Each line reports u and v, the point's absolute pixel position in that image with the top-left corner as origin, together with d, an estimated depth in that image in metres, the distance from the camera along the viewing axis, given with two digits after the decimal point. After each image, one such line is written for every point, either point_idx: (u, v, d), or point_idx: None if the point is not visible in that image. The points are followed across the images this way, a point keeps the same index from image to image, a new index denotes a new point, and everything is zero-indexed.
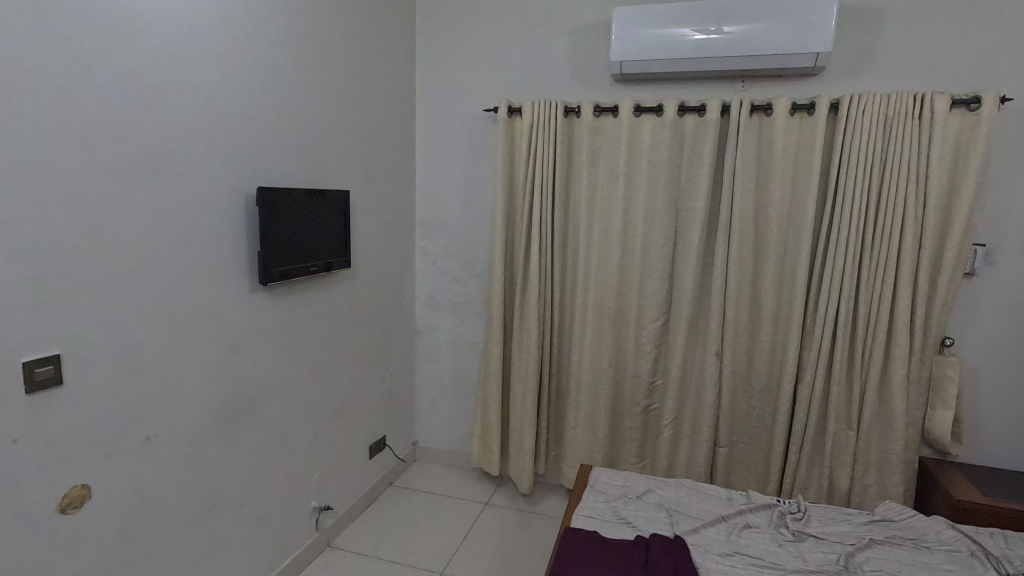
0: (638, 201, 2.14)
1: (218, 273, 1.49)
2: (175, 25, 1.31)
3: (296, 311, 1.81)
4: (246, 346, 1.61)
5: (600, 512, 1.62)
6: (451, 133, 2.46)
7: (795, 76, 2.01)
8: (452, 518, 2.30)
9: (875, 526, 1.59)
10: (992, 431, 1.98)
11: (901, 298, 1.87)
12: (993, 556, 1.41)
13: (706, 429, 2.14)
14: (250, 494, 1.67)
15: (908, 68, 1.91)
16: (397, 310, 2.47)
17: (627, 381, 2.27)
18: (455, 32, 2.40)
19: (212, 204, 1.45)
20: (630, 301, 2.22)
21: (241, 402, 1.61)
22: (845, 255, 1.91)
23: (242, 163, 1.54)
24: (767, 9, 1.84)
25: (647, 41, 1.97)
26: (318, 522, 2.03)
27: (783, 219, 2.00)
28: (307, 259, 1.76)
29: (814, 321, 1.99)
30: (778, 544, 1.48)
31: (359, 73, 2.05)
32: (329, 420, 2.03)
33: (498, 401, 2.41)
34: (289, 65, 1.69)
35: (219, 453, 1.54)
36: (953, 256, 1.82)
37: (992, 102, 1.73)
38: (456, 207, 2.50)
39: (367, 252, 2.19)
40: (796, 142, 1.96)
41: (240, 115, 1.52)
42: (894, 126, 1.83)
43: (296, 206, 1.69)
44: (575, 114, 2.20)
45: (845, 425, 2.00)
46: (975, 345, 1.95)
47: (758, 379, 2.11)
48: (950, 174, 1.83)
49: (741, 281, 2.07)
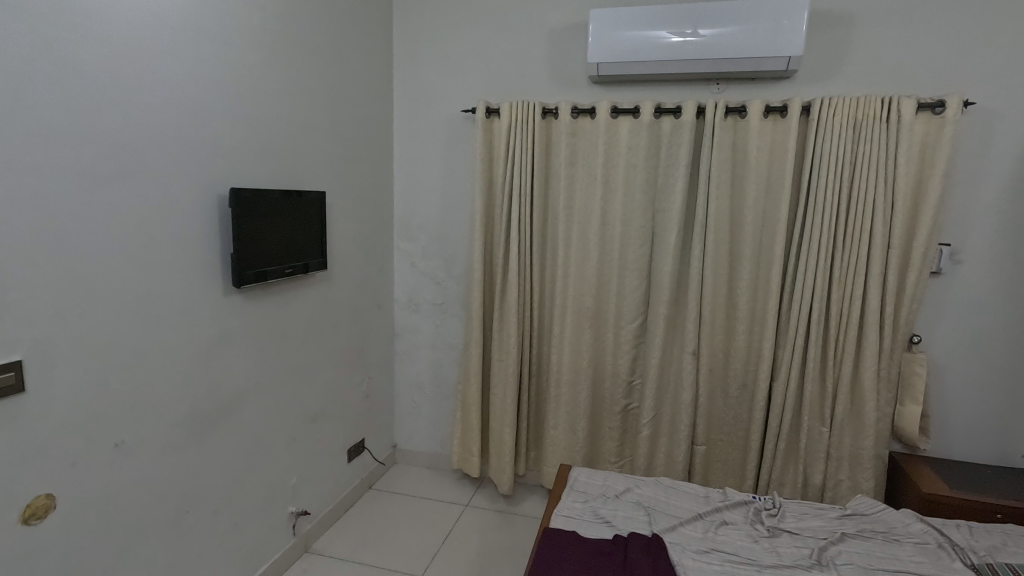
0: (616, 202, 2.16)
1: (190, 275, 1.46)
2: (144, 23, 1.28)
3: (272, 314, 1.79)
4: (220, 349, 1.58)
5: (579, 512, 1.62)
6: (429, 134, 2.45)
7: (768, 79, 2.05)
8: (432, 520, 2.29)
9: (847, 520, 1.63)
10: (957, 425, 2.04)
11: (871, 296, 1.91)
12: (959, 548, 1.45)
13: (684, 428, 2.16)
14: (224, 500, 1.64)
15: (876, 71, 1.96)
16: (375, 312, 2.45)
17: (606, 380, 2.28)
18: (433, 32, 2.39)
19: (183, 206, 1.42)
20: (609, 301, 2.23)
21: (215, 406, 1.58)
22: (818, 255, 1.94)
23: (214, 164, 1.51)
24: (742, 12, 1.87)
25: (624, 43, 1.98)
26: (296, 527, 2.00)
27: (757, 220, 2.03)
28: (282, 261, 1.74)
29: (788, 320, 2.02)
30: (754, 540, 1.51)
31: (335, 72, 2.03)
32: (306, 424, 2.01)
33: (478, 402, 2.40)
34: (262, 63, 1.67)
35: (192, 459, 1.51)
36: (920, 256, 1.87)
37: (956, 105, 1.78)
38: (435, 208, 2.49)
39: (344, 254, 2.17)
40: (769, 144, 2.00)
41: (212, 114, 1.49)
42: (864, 129, 1.87)
43: (272, 207, 1.67)
44: (552, 115, 2.21)
45: (819, 422, 2.04)
46: (941, 341, 2.01)
47: (735, 378, 2.14)
48: (917, 176, 1.88)
49: (717, 281, 2.10)
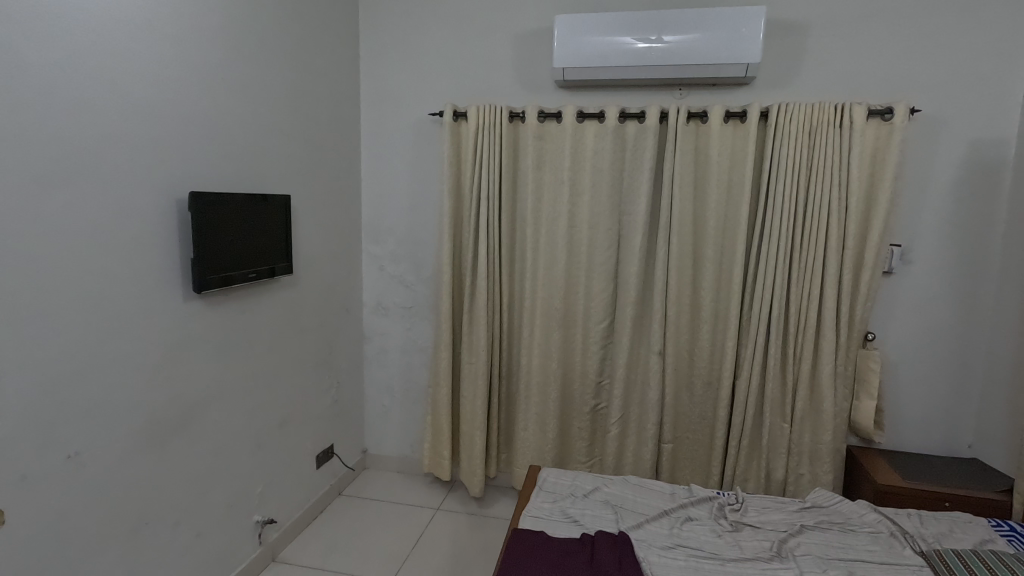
0: (583, 204, 2.18)
1: (148, 280, 1.42)
2: (100, 24, 1.25)
3: (236, 319, 1.76)
4: (180, 355, 1.54)
5: (548, 513, 1.64)
6: (397, 137, 2.44)
7: (729, 85, 2.11)
8: (403, 525, 2.28)
9: (806, 512, 1.68)
10: (909, 419, 2.13)
11: (828, 296, 1.98)
12: (909, 536, 1.52)
13: (652, 426, 2.19)
14: (186, 510, 1.60)
15: (831, 79, 2.03)
16: (344, 316, 2.43)
17: (575, 381, 2.31)
18: (399, 34, 2.38)
19: (141, 210, 1.39)
20: (577, 303, 2.26)
21: (175, 414, 1.54)
22: (777, 256, 2.00)
23: (174, 167, 1.48)
24: (703, 20, 1.91)
25: (590, 48, 2.01)
26: (262, 536, 1.96)
27: (719, 222, 2.09)
28: (246, 265, 1.71)
29: (750, 319, 2.08)
30: (717, 535, 1.55)
31: (300, 74, 2.01)
32: (271, 431, 1.98)
33: (448, 405, 2.39)
34: (224, 65, 1.64)
35: (151, 469, 1.47)
36: (873, 256, 1.94)
37: (903, 112, 1.86)
38: (403, 211, 2.48)
39: (311, 257, 2.15)
40: (730, 148, 2.05)
41: (172, 116, 1.46)
42: (819, 135, 1.93)
43: (236, 210, 1.65)
44: (520, 119, 2.23)
45: (780, 419, 2.09)
46: (893, 338, 2.10)
47: (700, 377, 2.19)
48: (869, 179, 1.96)
49: (681, 281, 2.14)
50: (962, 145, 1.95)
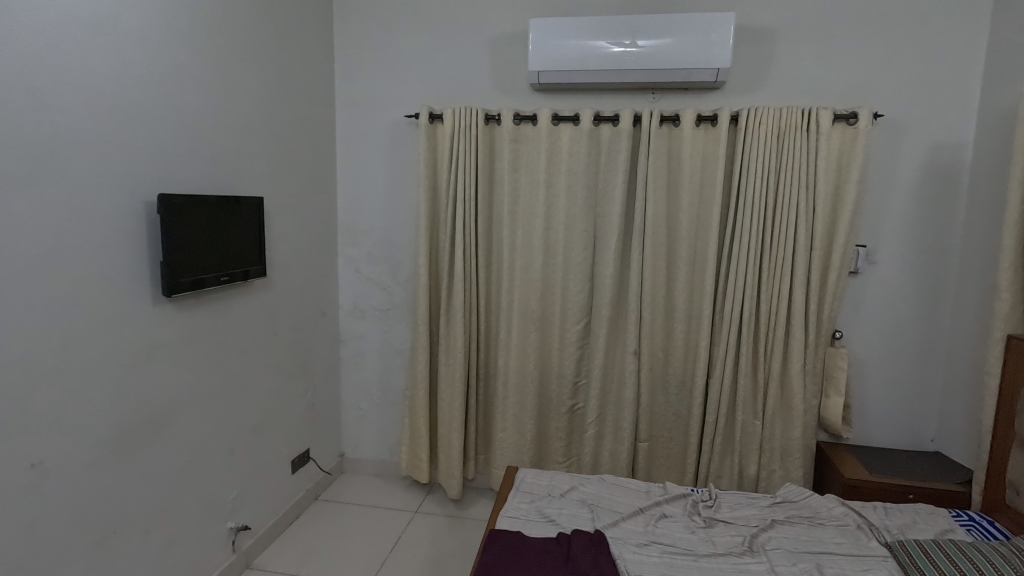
0: (559, 206, 2.20)
1: (115, 284, 1.39)
2: (65, 24, 1.23)
3: (208, 323, 1.73)
4: (148, 360, 1.51)
5: (525, 513, 1.65)
6: (372, 139, 2.43)
7: (700, 89, 2.15)
8: (380, 529, 2.27)
9: (777, 507, 1.72)
10: (876, 415, 2.19)
11: (797, 294, 2.02)
12: (875, 528, 1.57)
13: (627, 425, 2.22)
14: (156, 517, 1.57)
15: (798, 85, 2.08)
16: (319, 319, 2.41)
17: (552, 381, 2.32)
18: (375, 36, 2.37)
19: (109, 213, 1.36)
20: (554, 304, 2.27)
21: (144, 421, 1.51)
22: (747, 257, 2.05)
23: (143, 169, 1.45)
24: (676, 25, 1.95)
25: (564, 52, 2.03)
26: (235, 543, 1.93)
27: (692, 223, 2.13)
28: (218, 268, 1.69)
29: (723, 318, 2.12)
30: (691, 531, 1.58)
31: (273, 74, 1.98)
32: (245, 437, 1.95)
33: (426, 408, 2.38)
34: (194, 65, 1.61)
35: (119, 477, 1.44)
36: (840, 256, 2.00)
37: (867, 117, 1.92)
38: (379, 213, 2.47)
39: (285, 260, 2.13)
40: (701, 151, 2.09)
41: (142, 117, 1.44)
42: (788, 139, 1.98)
43: (207, 212, 1.62)
44: (495, 121, 2.24)
45: (752, 415, 2.13)
46: (859, 337, 2.16)
47: (674, 376, 2.22)
48: (836, 182, 2.01)
49: (656, 282, 2.17)
50: (923, 149, 2.02)
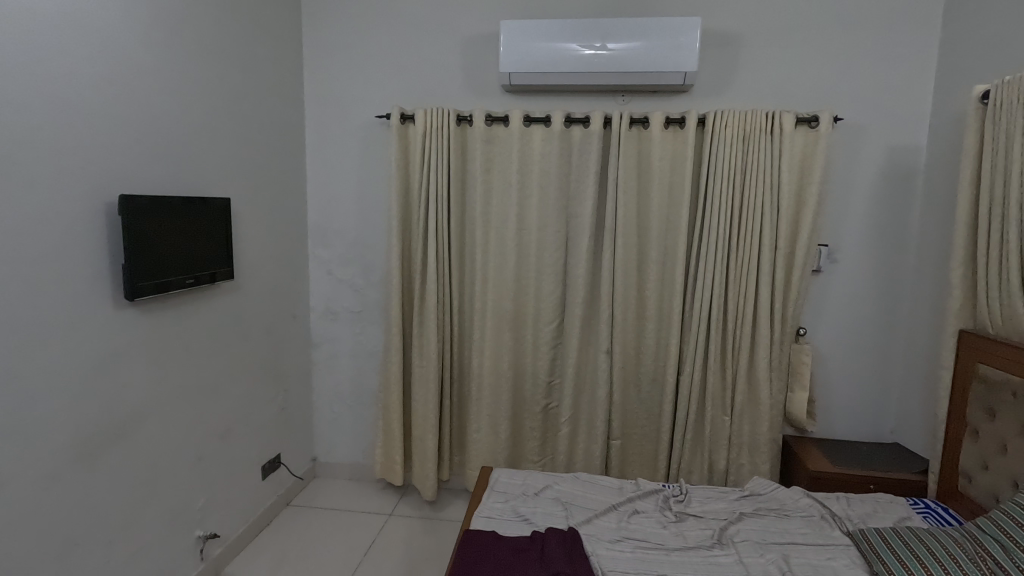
0: (531, 206, 2.21)
1: (76, 288, 1.35)
2: (21, 20, 1.19)
3: (174, 327, 1.69)
4: (111, 366, 1.47)
5: (500, 512, 1.65)
6: (343, 139, 2.41)
7: (668, 92, 2.19)
8: (354, 533, 2.24)
9: (745, 500, 1.77)
10: (839, 408, 2.26)
11: (762, 292, 2.08)
12: (838, 517, 1.63)
13: (601, 423, 2.25)
14: (121, 527, 1.53)
15: (762, 89, 2.14)
16: (290, 322, 2.37)
17: (526, 381, 2.33)
18: (345, 35, 2.35)
19: (68, 214, 1.32)
20: (527, 305, 2.29)
21: (107, 428, 1.46)
22: (715, 257, 2.10)
23: (105, 170, 1.41)
24: (645, 29, 1.98)
25: (536, 54, 2.05)
26: (204, 551, 1.89)
27: (662, 223, 2.17)
28: (184, 271, 1.65)
29: (692, 316, 2.16)
30: (663, 526, 1.61)
31: (239, 73, 1.94)
32: (214, 443, 1.91)
33: (400, 410, 2.37)
34: (158, 62, 1.58)
35: (81, 487, 1.40)
36: (803, 255, 2.06)
37: (827, 120, 1.98)
38: (351, 214, 2.45)
39: (254, 262, 2.09)
40: (671, 152, 2.13)
41: (103, 116, 1.40)
42: (753, 141, 2.03)
43: (172, 214, 1.59)
44: (467, 122, 2.24)
45: (722, 411, 2.18)
46: (823, 333, 2.23)
47: (646, 373, 2.26)
48: (799, 183, 2.07)
49: (627, 282, 2.21)
50: (880, 151, 2.10)
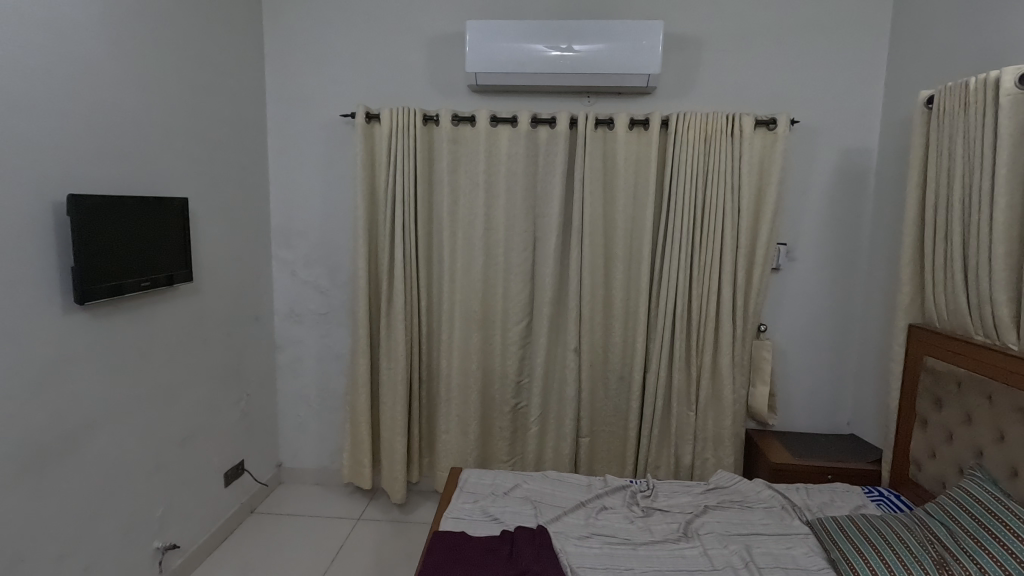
0: (499, 206, 2.21)
1: (22, 291, 1.29)
2: None
3: (129, 331, 1.63)
4: (60, 374, 1.41)
5: (468, 513, 1.65)
6: (307, 138, 2.36)
7: (633, 94, 2.22)
8: (322, 538, 2.21)
9: (710, 493, 1.81)
10: (798, 401, 2.34)
11: (725, 290, 2.13)
12: (797, 507, 1.68)
13: (569, 421, 2.27)
14: (73, 540, 1.47)
15: (723, 91, 2.19)
16: (253, 324, 2.31)
17: (495, 382, 2.34)
18: (308, 32, 2.31)
19: (12, 213, 1.26)
20: (496, 305, 2.29)
21: (57, 438, 1.41)
22: (679, 256, 2.14)
23: (52, 167, 1.35)
24: (609, 31, 2.01)
25: (502, 54, 2.05)
26: (163, 562, 1.83)
27: (627, 223, 2.20)
28: (139, 273, 1.60)
29: (658, 314, 2.20)
30: (630, 521, 1.63)
31: (196, 68, 1.89)
32: (173, 451, 1.85)
33: (367, 412, 2.34)
34: (109, 56, 1.52)
35: (29, 499, 1.34)
36: (763, 254, 2.12)
37: (784, 123, 2.04)
38: (316, 214, 2.41)
39: (214, 264, 2.03)
40: (635, 153, 2.17)
41: (48, 110, 1.34)
42: (714, 143, 2.08)
43: (126, 214, 1.53)
44: (434, 122, 2.23)
45: (687, 407, 2.23)
46: (782, 329, 2.30)
47: (614, 371, 2.29)
48: (758, 184, 2.13)
49: (594, 281, 2.23)
50: (834, 153, 2.18)
